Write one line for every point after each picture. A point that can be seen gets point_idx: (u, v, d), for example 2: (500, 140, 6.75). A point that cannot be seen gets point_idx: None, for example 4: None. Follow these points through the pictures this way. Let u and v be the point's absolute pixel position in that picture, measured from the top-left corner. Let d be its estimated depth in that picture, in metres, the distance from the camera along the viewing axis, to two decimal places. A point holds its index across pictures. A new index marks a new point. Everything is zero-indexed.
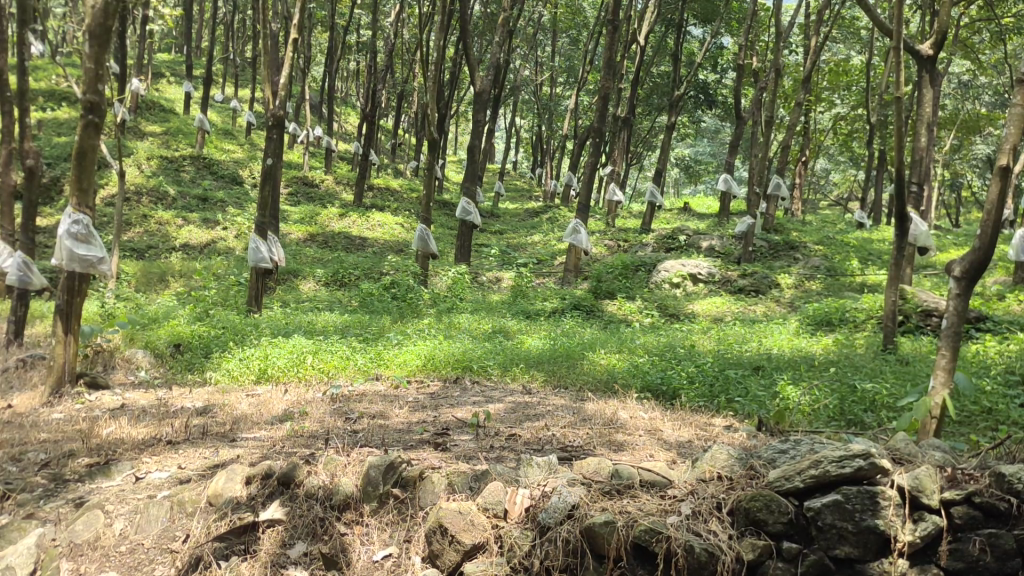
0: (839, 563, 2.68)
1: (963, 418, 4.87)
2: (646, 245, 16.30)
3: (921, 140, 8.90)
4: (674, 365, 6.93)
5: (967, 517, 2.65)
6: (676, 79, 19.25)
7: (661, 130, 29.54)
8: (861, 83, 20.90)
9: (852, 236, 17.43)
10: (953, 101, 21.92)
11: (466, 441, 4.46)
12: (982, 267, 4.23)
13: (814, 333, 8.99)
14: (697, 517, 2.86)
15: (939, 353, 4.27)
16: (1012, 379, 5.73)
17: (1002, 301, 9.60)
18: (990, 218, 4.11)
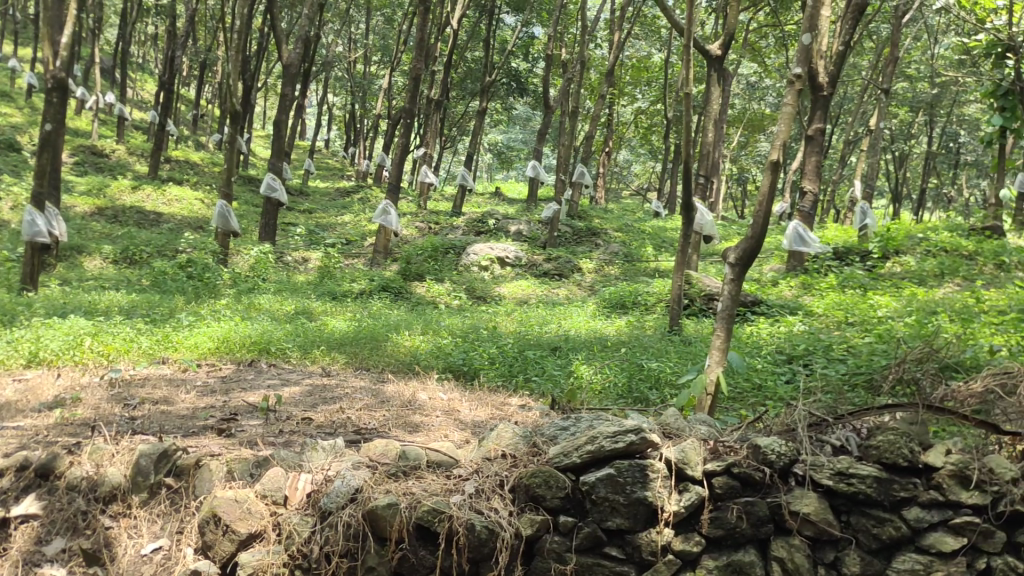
0: (611, 534, 2.81)
1: (736, 394, 5.26)
2: (456, 228, 16.37)
3: (709, 134, 9.49)
4: (476, 345, 7.02)
5: (727, 487, 2.80)
6: (488, 64, 19.38)
7: (473, 115, 29.74)
8: (660, 79, 21.98)
9: (649, 224, 18.37)
10: (741, 101, 23.54)
11: (254, 426, 4.29)
12: (754, 255, 4.56)
13: (609, 315, 9.42)
14: (479, 495, 2.91)
15: (716, 334, 4.57)
16: (780, 358, 6.25)
17: (776, 286, 10.45)
18: (762, 208, 4.44)
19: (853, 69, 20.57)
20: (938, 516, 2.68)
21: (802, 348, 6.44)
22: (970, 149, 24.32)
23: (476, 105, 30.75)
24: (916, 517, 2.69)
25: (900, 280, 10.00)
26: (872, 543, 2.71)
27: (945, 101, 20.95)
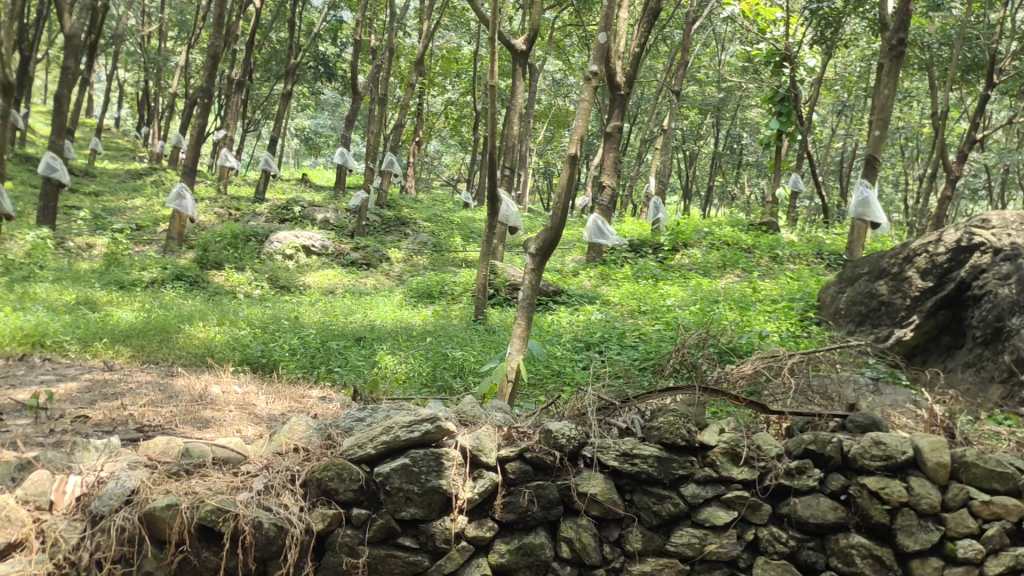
0: (405, 524, 2.77)
1: (536, 380, 5.41)
2: (259, 215, 15.73)
3: (514, 127, 9.64)
4: (277, 336, 6.77)
5: (519, 472, 2.85)
6: (294, 46, 18.70)
7: (279, 98, 28.69)
8: (469, 71, 22.12)
9: (457, 215, 18.48)
10: (547, 96, 24.16)
11: (20, 426, 3.91)
12: (552, 246, 4.70)
13: (415, 305, 9.40)
14: (269, 491, 2.78)
15: (516, 322, 4.66)
16: (578, 345, 6.49)
17: (577, 276, 10.84)
18: (560, 200, 4.57)
19: (650, 71, 21.61)
20: (712, 491, 2.87)
21: (599, 335, 6.72)
22: (752, 151, 26.27)
23: (282, 88, 29.65)
24: (692, 493, 2.87)
25: (688, 271, 10.64)
26: (653, 520, 2.85)
27: (731, 105, 22.48)
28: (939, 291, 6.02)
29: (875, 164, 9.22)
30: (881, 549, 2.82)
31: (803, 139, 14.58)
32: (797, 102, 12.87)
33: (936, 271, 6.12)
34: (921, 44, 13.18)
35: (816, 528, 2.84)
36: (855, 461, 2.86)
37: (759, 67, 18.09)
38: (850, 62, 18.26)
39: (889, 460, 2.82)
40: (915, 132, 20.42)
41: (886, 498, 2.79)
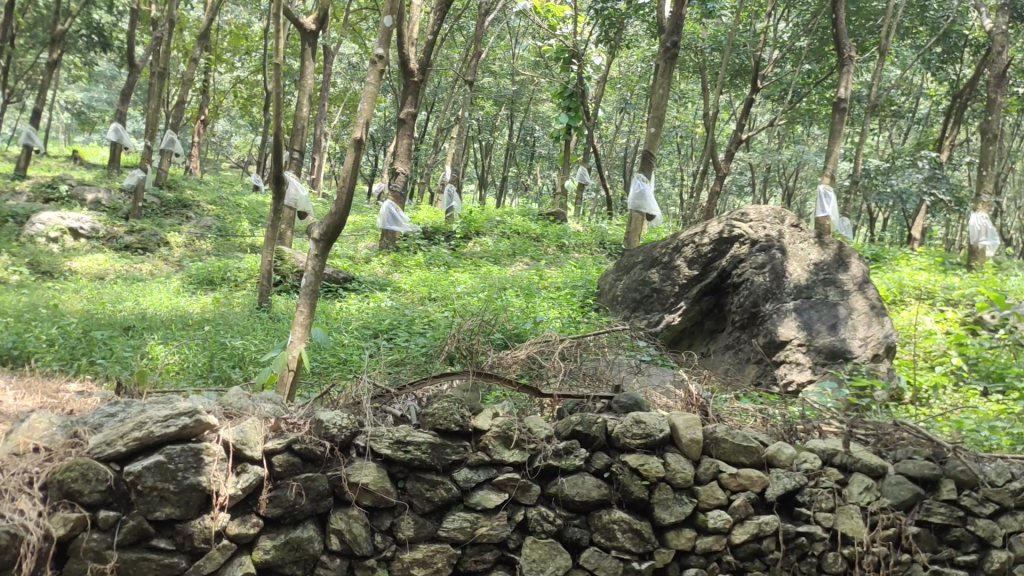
0: (159, 525, 2.57)
1: (320, 368, 5.26)
2: (18, 194, 14.21)
3: (303, 109, 9.28)
4: (32, 326, 6.13)
5: (286, 464, 2.72)
6: (60, 10, 17.02)
7: (43, 66, 26.08)
8: (260, 49, 21.13)
9: (244, 198, 17.64)
10: (343, 80, 23.59)
11: None
12: (336, 232, 4.56)
13: (194, 292, 8.86)
14: (2, 496, 2.43)
15: (298, 309, 4.48)
16: (366, 332, 6.39)
17: (368, 262, 10.67)
18: (344, 186, 4.43)
19: (445, 59, 21.62)
20: (484, 475, 2.91)
21: (387, 322, 6.64)
22: (543, 143, 27.04)
23: (47, 56, 26.96)
24: (464, 478, 2.88)
25: (479, 258, 10.76)
26: (425, 506, 2.84)
27: (525, 98, 22.96)
28: (704, 279, 6.46)
29: (651, 159, 9.75)
30: (640, 523, 2.97)
31: (590, 133, 15.13)
32: (584, 98, 13.35)
33: (702, 260, 6.56)
34: (696, 49, 14.10)
35: (582, 506, 2.95)
36: (618, 440, 2.99)
37: (551, 61, 18.58)
38: (633, 62, 19.19)
39: (649, 438, 2.99)
40: (690, 131, 21.83)
41: (645, 475, 2.96)
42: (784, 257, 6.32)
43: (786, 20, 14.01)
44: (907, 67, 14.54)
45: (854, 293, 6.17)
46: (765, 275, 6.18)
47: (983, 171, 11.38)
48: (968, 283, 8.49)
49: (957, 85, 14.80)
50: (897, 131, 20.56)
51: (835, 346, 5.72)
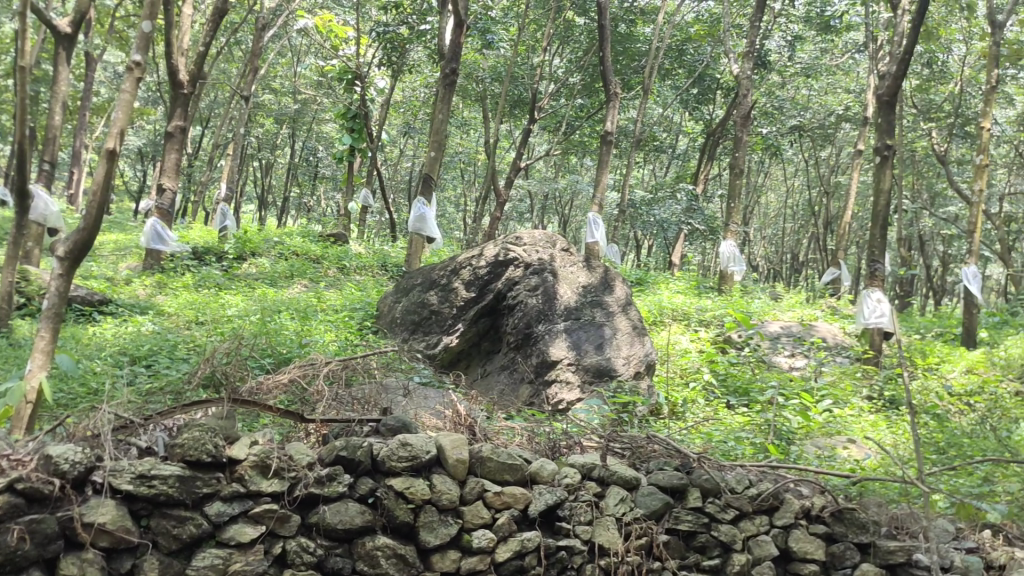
0: None
1: (66, 400, 4.77)
2: None
3: (55, 117, 8.49)
4: None
5: (6, 506, 2.40)
6: None
7: None
8: (8, 50, 19.15)
9: None
10: (106, 89, 21.91)
11: None
12: (85, 250, 4.16)
13: None
14: None
15: (39, 335, 4.05)
16: (123, 359, 5.89)
17: (129, 284, 9.90)
18: (94, 200, 4.06)
19: (221, 73, 20.69)
20: (238, 508, 2.74)
21: (147, 348, 6.17)
22: (326, 164, 26.52)
23: None
24: (217, 512, 2.70)
25: (253, 280, 10.31)
26: (171, 545, 2.62)
27: (306, 117, 22.43)
28: (480, 301, 6.54)
29: (431, 183, 9.81)
30: (404, 548, 2.91)
31: (372, 155, 14.97)
32: (366, 120, 13.22)
33: (478, 282, 6.65)
34: (476, 78, 14.41)
35: (344, 534, 2.85)
36: (384, 464, 2.93)
37: (333, 82, 18.28)
38: (416, 87, 19.29)
39: (414, 459, 2.96)
40: (472, 158, 22.28)
41: (409, 498, 2.92)
42: (554, 280, 6.63)
43: (560, 55, 14.67)
44: (668, 105, 15.66)
45: (618, 315, 6.55)
46: (537, 297, 6.42)
47: (732, 203, 12.47)
48: (718, 305, 9.24)
49: (711, 124, 16.16)
50: (661, 164, 22.11)
51: (602, 365, 6.00)
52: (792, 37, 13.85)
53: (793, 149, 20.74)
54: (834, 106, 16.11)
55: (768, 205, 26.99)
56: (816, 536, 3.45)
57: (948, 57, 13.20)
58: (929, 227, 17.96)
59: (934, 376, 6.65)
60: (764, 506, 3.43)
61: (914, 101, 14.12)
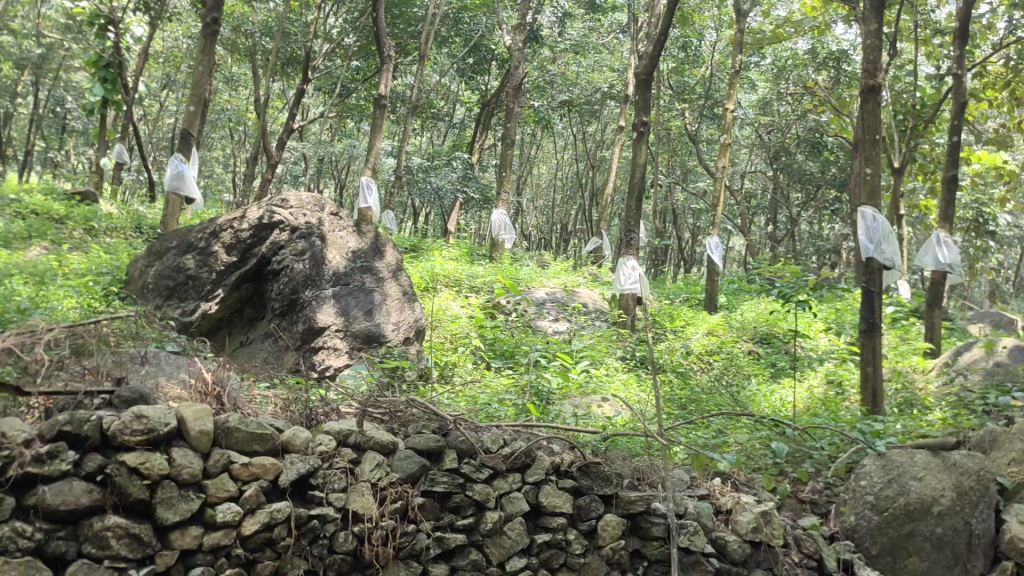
0: None
1: None
2: None
3: None
4: None
5: None
6: None
7: None
8: None
9: None
10: None
11: None
12: None
13: None
14: None
15: None
16: None
17: None
18: None
19: None
20: None
21: None
22: (74, 115, 24.12)
23: None
24: None
25: None
26: None
27: (50, 63, 20.23)
28: (243, 266, 6.09)
29: (189, 139, 9.14)
30: (139, 527, 2.69)
31: (126, 108, 13.75)
32: (118, 69, 12.09)
33: (240, 246, 6.15)
34: (245, 32, 13.61)
35: (67, 516, 2.59)
36: (115, 438, 2.70)
37: (82, 26, 16.58)
38: (178, 37, 17.93)
39: (151, 433, 2.75)
40: (241, 116, 21.13)
41: (145, 473, 2.71)
42: (322, 245, 6.43)
43: (335, 14, 14.15)
44: (444, 72, 15.64)
45: (388, 281, 6.58)
46: (304, 262, 6.20)
47: (503, 173, 12.71)
48: (489, 272, 9.42)
49: (486, 95, 16.34)
50: (437, 132, 22.14)
51: (370, 331, 5.97)
52: (562, 14, 14.26)
53: (564, 123, 21.46)
54: (601, 84, 16.80)
55: (539, 177, 27.86)
56: (564, 490, 3.53)
57: (701, 43, 14.10)
58: (681, 202, 19.33)
59: (679, 337, 7.19)
60: (516, 465, 3.48)
61: (670, 82, 15.04)
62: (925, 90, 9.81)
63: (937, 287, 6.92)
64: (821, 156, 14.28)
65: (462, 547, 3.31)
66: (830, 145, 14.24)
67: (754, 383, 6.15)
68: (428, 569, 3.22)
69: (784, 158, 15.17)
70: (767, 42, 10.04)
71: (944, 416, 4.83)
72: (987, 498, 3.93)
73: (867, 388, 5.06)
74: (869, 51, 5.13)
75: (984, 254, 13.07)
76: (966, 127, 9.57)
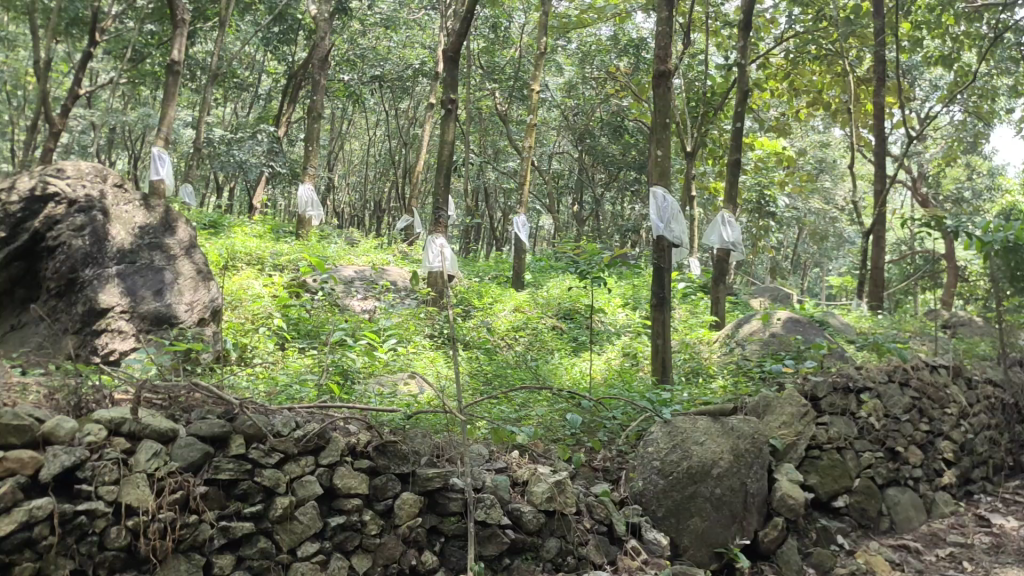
0: None
1: None
2: None
3: None
4: None
5: None
6: None
7: None
8: None
9: None
10: None
11: None
12: None
13: None
14: None
15: None
16: None
17: None
18: None
19: None
20: None
21: None
22: None
23: None
24: None
25: None
26: None
27: None
28: (13, 243, 5.33)
29: None
30: None
31: None
32: None
33: (8, 221, 5.32)
34: None
35: None
36: None
37: None
38: None
39: None
40: (18, 78, 19.21)
41: None
42: (104, 220, 5.90)
43: None
44: (247, 41, 14.90)
45: (180, 259, 6.18)
46: (84, 238, 5.63)
47: (309, 148, 12.28)
48: (294, 249, 9.11)
49: (293, 66, 15.73)
50: (242, 104, 21.13)
51: (160, 312, 5.61)
52: None
53: (375, 99, 21.08)
54: (412, 60, 16.61)
55: (351, 153, 27.31)
56: (360, 471, 3.44)
57: (510, 24, 14.23)
58: (493, 181, 19.56)
59: (486, 314, 7.25)
60: (308, 448, 3.35)
61: (480, 62, 15.10)
62: (715, 79, 10.36)
63: (722, 264, 7.37)
64: (622, 139, 14.89)
65: (249, 536, 3.14)
66: (631, 129, 14.88)
67: (556, 356, 6.32)
68: (213, 561, 3.03)
69: (589, 140, 15.67)
70: (573, 25, 10.26)
71: (726, 384, 5.16)
72: (760, 460, 4.26)
73: (657, 359, 5.30)
74: (661, 37, 5.36)
75: (764, 233, 14.14)
76: (750, 115, 10.24)
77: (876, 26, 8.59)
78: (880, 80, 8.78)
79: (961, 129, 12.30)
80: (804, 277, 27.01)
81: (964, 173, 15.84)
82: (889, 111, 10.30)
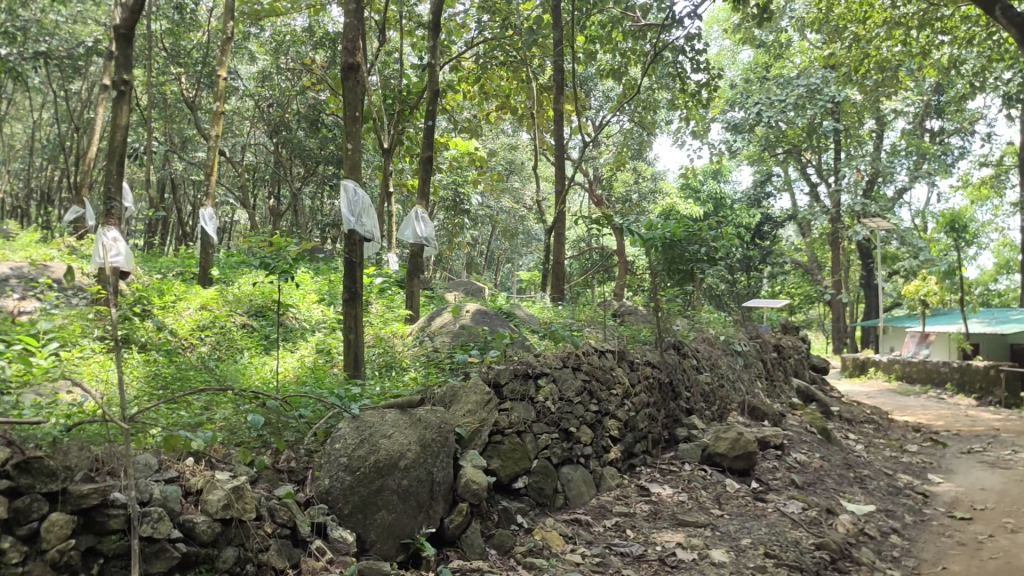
0: None
1: None
2: None
3: None
4: None
5: None
6: None
7: None
8: None
9: None
10: None
11: None
12: None
13: None
14: None
15: None
16: None
17: None
18: None
19: None
20: None
21: None
22: None
23: None
24: None
25: None
26: None
27: None
28: None
29: None
30: None
31: None
32: None
33: None
34: None
35: None
36: None
37: None
38: None
39: None
40: None
41: None
42: None
43: None
44: None
45: None
46: None
47: None
48: None
49: None
50: None
51: None
52: None
53: (40, 77, 18.80)
54: (84, 37, 15.01)
55: (11, 136, 24.14)
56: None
57: (197, 7, 13.34)
58: (180, 172, 18.30)
59: (168, 313, 6.73)
60: None
61: (163, 44, 14.02)
62: (410, 77, 10.47)
63: (415, 260, 7.46)
64: (319, 133, 14.60)
65: None
66: (327, 124, 14.65)
67: (245, 356, 6.03)
68: None
69: (285, 133, 15.20)
70: (264, 14, 9.83)
71: (417, 376, 5.24)
72: (444, 448, 4.38)
73: (349, 355, 5.24)
74: (350, 29, 5.27)
75: (458, 229, 14.60)
76: (444, 115, 10.47)
77: (555, 37, 9.17)
78: (560, 89, 9.39)
79: (629, 137, 13.55)
80: (496, 272, 28.34)
81: (633, 177, 17.50)
82: (568, 117, 11.06)
